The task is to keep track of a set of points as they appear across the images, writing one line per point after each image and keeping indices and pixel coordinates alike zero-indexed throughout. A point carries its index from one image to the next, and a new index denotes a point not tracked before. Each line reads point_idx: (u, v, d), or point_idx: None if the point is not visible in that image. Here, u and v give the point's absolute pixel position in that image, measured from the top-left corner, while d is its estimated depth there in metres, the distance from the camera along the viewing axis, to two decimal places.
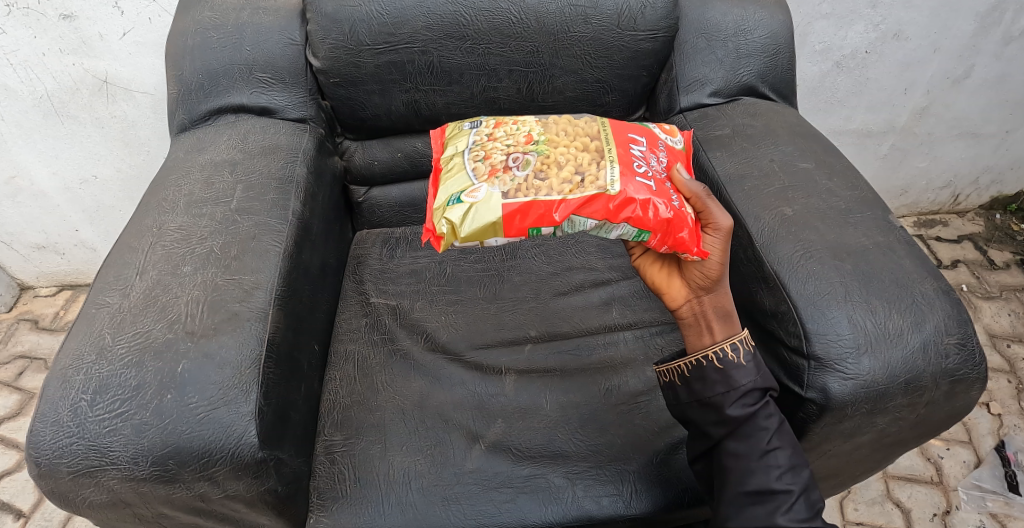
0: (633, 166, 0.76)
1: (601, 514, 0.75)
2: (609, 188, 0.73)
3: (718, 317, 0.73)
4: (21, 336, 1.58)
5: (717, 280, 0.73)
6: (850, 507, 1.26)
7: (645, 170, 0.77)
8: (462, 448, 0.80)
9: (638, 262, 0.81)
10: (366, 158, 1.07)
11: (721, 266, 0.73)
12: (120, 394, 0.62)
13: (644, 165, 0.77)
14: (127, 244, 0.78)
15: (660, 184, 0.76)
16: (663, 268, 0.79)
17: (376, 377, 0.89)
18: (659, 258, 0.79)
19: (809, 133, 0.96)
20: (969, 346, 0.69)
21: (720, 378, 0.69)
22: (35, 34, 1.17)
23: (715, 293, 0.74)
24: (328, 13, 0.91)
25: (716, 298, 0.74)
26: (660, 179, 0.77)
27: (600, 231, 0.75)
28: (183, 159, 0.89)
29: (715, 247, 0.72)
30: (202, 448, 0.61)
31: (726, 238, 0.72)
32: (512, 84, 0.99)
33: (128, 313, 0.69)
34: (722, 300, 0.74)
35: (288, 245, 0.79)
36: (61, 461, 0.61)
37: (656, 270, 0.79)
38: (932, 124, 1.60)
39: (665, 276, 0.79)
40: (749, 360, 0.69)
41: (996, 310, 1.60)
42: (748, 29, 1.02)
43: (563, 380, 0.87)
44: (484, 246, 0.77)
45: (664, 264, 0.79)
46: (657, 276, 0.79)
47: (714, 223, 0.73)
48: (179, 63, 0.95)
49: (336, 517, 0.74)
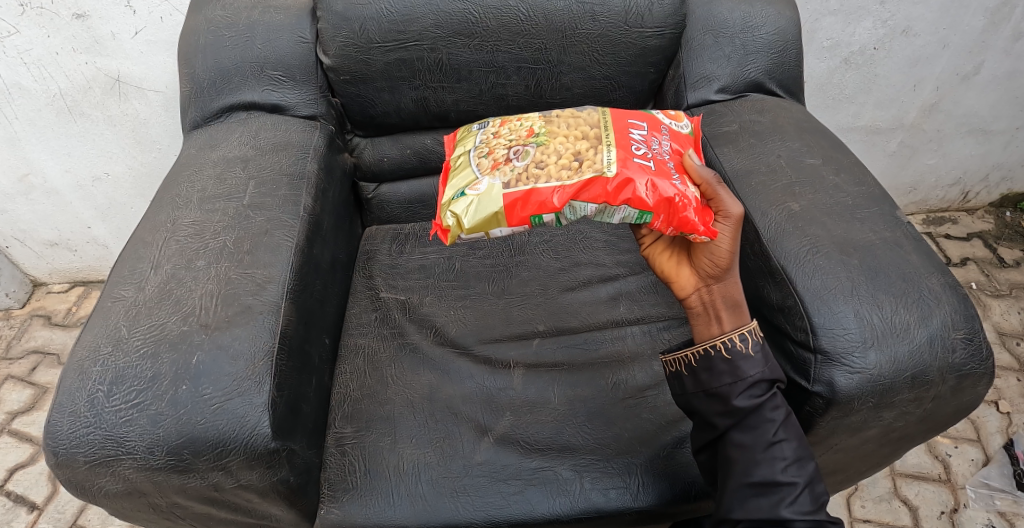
0: (631, 149, 0.76)
1: (609, 506, 0.76)
2: (606, 170, 0.73)
3: (728, 306, 0.73)
4: (34, 332, 1.60)
5: (726, 268, 0.73)
6: (858, 504, 1.26)
7: (644, 151, 0.77)
8: (470, 440, 0.81)
9: (647, 251, 0.81)
10: (376, 155, 1.08)
11: (731, 253, 0.73)
12: (136, 385, 0.64)
13: (643, 147, 0.78)
14: (142, 238, 0.79)
15: (660, 165, 0.76)
16: (672, 256, 0.79)
17: (386, 371, 0.90)
18: (669, 246, 0.79)
19: (816, 129, 0.96)
20: (976, 341, 0.70)
21: (728, 369, 0.69)
22: (47, 33, 1.19)
23: (724, 281, 0.74)
24: (337, 11, 0.93)
25: (724, 287, 0.74)
26: (659, 161, 0.77)
27: (602, 217, 0.75)
28: (196, 155, 0.90)
29: (724, 232, 0.72)
30: (216, 438, 0.62)
31: (738, 226, 0.72)
32: (520, 81, 1.00)
33: (143, 306, 0.70)
34: (732, 289, 0.74)
35: (300, 240, 0.81)
36: (78, 450, 0.62)
37: (666, 258, 0.79)
38: (941, 121, 1.60)
39: (674, 265, 0.78)
40: (757, 351, 0.69)
41: (1006, 308, 1.59)
42: (755, 26, 1.02)
43: (571, 374, 0.88)
44: (490, 238, 0.78)
45: (673, 252, 0.79)
46: (666, 264, 0.79)
47: (724, 210, 0.73)
48: (191, 61, 0.96)
49: (346, 508, 0.76)
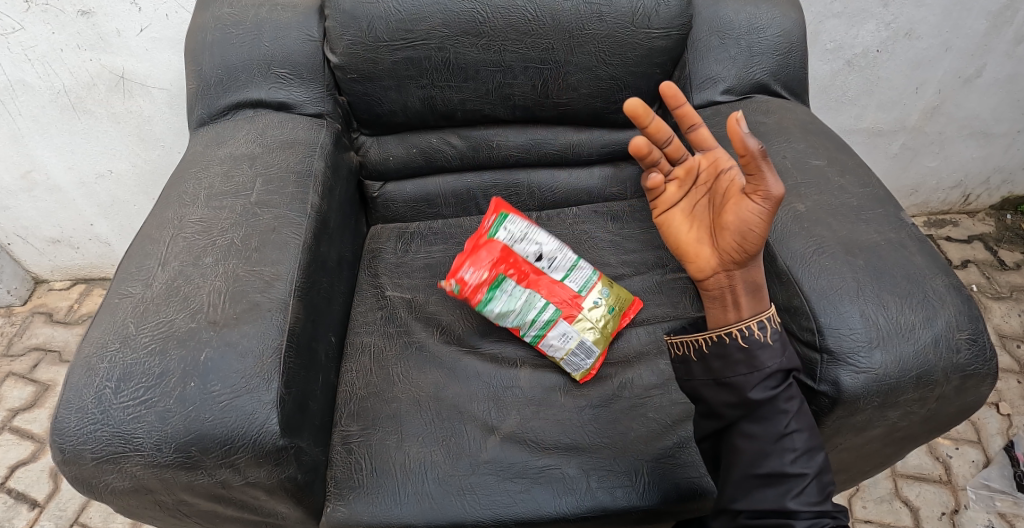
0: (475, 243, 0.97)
1: (615, 505, 0.76)
2: None
3: (748, 291, 0.71)
4: (36, 329, 1.60)
5: (751, 256, 0.68)
6: (859, 505, 1.26)
7: None
8: (477, 438, 0.81)
9: (666, 223, 0.75)
10: (381, 154, 1.09)
11: (760, 241, 0.67)
12: (144, 382, 0.64)
13: None
14: (148, 235, 0.79)
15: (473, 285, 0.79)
16: (693, 229, 0.73)
17: (392, 369, 0.90)
18: (688, 217, 0.74)
19: (821, 130, 0.96)
20: (980, 341, 0.70)
21: (744, 358, 0.68)
22: (52, 30, 1.19)
23: (748, 268, 0.70)
24: (345, 9, 0.93)
25: (747, 273, 0.71)
26: None
27: (488, 306, 0.91)
28: (203, 153, 0.91)
29: (760, 216, 0.65)
30: (224, 436, 0.62)
31: (773, 210, 0.64)
32: (527, 81, 1.00)
33: (150, 303, 0.70)
34: (754, 273, 0.71)
35: (307, 237, 0.81)
36: (85, 446, 0.62)
37: (684, 232, 0.74)
38: (942, 123, 1.60)
39: (697, 239, 0.73)
40: (776, 340, 0.69)
41: (1006, 310, 1.60)
42: (761, 27, 1.02)
43: (576, 373, 0.88)
44: (538, 341, 0.90)
45: (695, 224, 0.73)
46: (687, 239, 0.74)
47: (764, 189, 0.64)
48: (199, 59, 0.96)
49: (352, 506, 0.76)
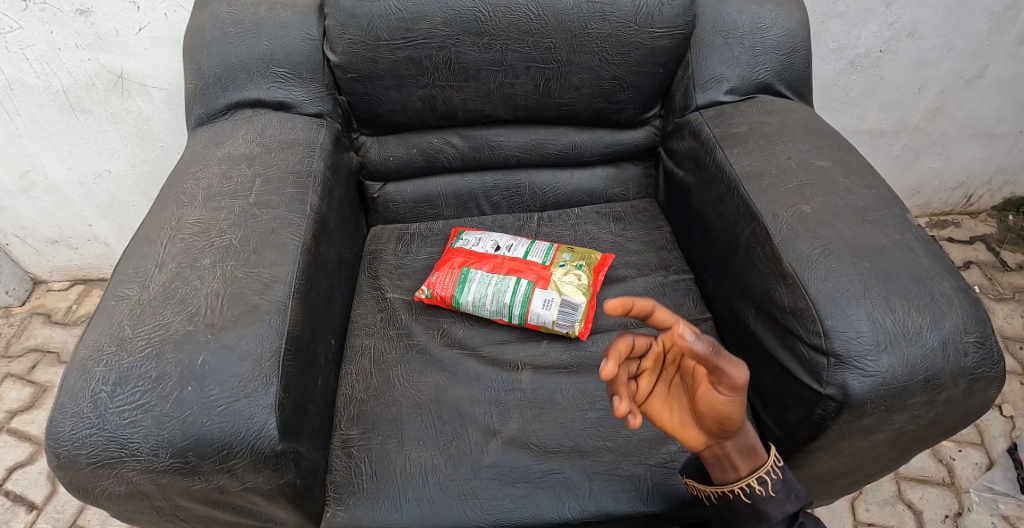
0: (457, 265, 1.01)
1: (618, 510, 0.75)
2: None
3: (743, 454, 0.67)
4: (34, 330, 1.59)
5: (739, 429, 0.64)
6: (861, 508, 1.25)
7: None
8: (478, 442, 0.80)
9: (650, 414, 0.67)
10: (381, 154, 1.08)
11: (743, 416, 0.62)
12: (141, 386, 0.63)
13: None
14: (146, 236, 0.78)
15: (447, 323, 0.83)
16: (674, 412, 0.66)
17: (392, 372, 0.89)
18: (667, 400, 0.66)
19: (826, 131, 0.95)
20: (988, 344, 0.69)
21: (752, 512, 0.67)
22: (50, 29, 1.18)
23: (739, 435, 0.66)
24: (345, 8, 0.92)
25: (739, 439, 0.66)
26: None
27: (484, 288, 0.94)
28: (201, 153, 0.90)
29: (734, 402, 0.60)
30: (222, 440, 0.61)
31: (744, 393, 0.59)
32: (529, 81, 0.99)
33: (147, 305, 0.69)
34: (744, 436, 0.67)
35: (306, 239, 0.80)
36: (80, 451, 0.61)
37: (668, 416, 0.66)
38: (946, 124, 1.59)
39: (680, 423, 0.66)
40: (779, 490, 0.67)
41: (1009, 312, 1.59)
42: (765, 27, 1.01)
43: (579, 375, 0.87)
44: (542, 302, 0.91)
45: (674, 405, 0.66)
46: (672, 424, 0.66)
47: (727, 383, 0.58)
48: (197, 58, 0.95)
49: (352, 510, 0.75)
